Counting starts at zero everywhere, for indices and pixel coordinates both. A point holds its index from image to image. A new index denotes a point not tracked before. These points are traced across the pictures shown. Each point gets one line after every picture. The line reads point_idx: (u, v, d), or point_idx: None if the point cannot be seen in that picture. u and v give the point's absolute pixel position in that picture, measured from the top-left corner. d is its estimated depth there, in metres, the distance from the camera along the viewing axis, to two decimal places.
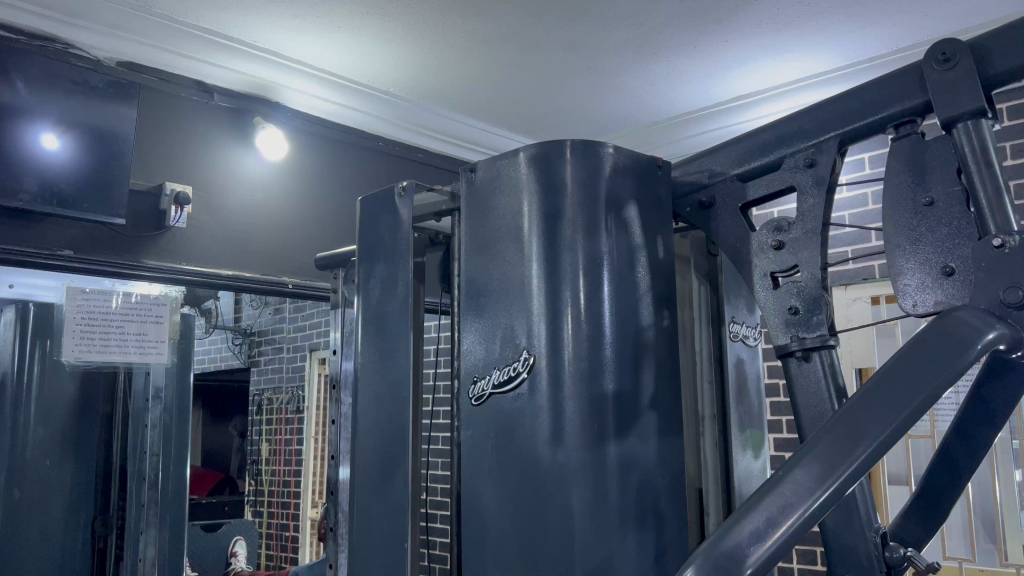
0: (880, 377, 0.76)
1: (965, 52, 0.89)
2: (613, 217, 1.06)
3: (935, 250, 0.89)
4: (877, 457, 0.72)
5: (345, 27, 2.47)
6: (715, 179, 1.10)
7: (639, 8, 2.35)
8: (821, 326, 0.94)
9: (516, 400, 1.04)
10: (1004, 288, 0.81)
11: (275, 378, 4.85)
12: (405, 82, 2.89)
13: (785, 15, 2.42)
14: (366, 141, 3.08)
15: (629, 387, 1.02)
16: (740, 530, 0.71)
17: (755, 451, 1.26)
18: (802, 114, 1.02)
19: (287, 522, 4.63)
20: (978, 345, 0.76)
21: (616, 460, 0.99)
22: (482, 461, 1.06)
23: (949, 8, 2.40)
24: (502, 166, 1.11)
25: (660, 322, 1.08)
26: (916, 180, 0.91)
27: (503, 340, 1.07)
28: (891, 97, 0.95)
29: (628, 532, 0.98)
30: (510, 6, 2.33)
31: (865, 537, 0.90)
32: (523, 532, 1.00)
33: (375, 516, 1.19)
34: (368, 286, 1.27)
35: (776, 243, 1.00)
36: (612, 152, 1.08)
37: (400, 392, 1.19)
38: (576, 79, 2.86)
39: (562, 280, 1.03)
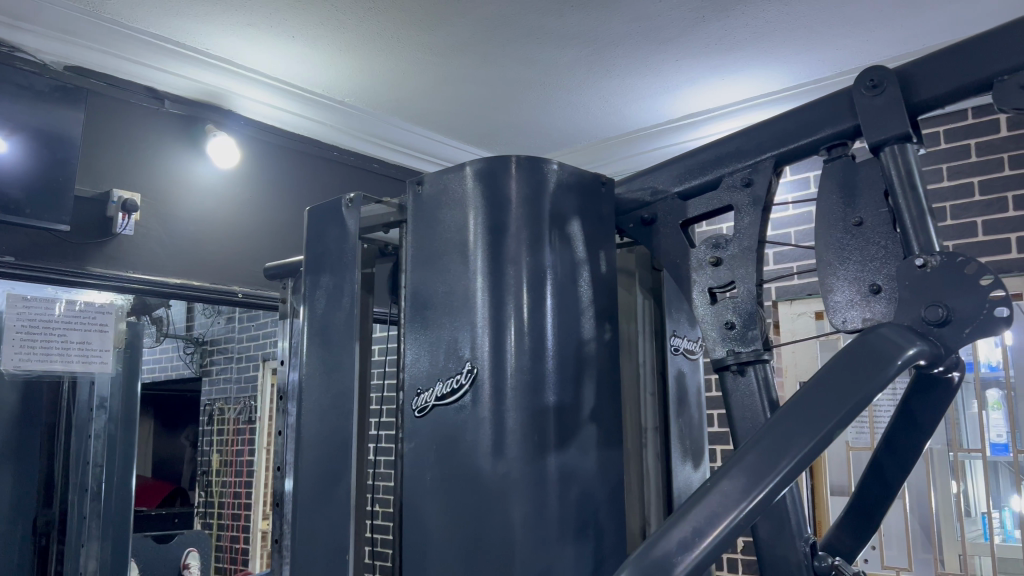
0: (807, 391, 0.79)
1: (892, 80, 0.92)
2: (556, 232, 1.08)
3: (864, 269, 0.92)
4: (801, 469, 0.74)
5: (299, 36, 2.47)
6: (658, 196, 1.12)
7: (590, 26, 2.39)
8: (756, 341, 0.97)
9: (460, 411, 1.05)
10: (926, 306, 0.84)
11: (226, 387, 4.77)
12: (359, 93, 2.89)
13: (732, 36, 2.48)
14: (320, 150, 3.07)
15: (570, 400, 1.03)
16: (670, 538, 0.73)
17: (693, 463, 1.30)
18: (740, 135, 1.05)
19: (237, 535, 4.59)
20: (898, 360, 0.78)
21: (556, 472, 1.00)
22: (425, 474, 1.07)
23: (890, 33, 2.48)
24: (448, 180, 1.12)
25: (602, 335, 1.10)
26: (847, 201, 0.95)
27: (446, 353, 1.08)
28: (823, 120, 0.98)
29: (567, 543, 1.00)
30: (466, 20, 2.36)
31: (795, 546, 0.92)
32: (464, 544, 1.01)
33: (318, 528, 1.19)
34: (314, 296, 1.27)
35: (714, 259, 1.02)
36: (556, 169, 1.10)
37: (345, 403, 1.19)
38: (531, 94, 2.90)
39: (506, 293, 1.04)
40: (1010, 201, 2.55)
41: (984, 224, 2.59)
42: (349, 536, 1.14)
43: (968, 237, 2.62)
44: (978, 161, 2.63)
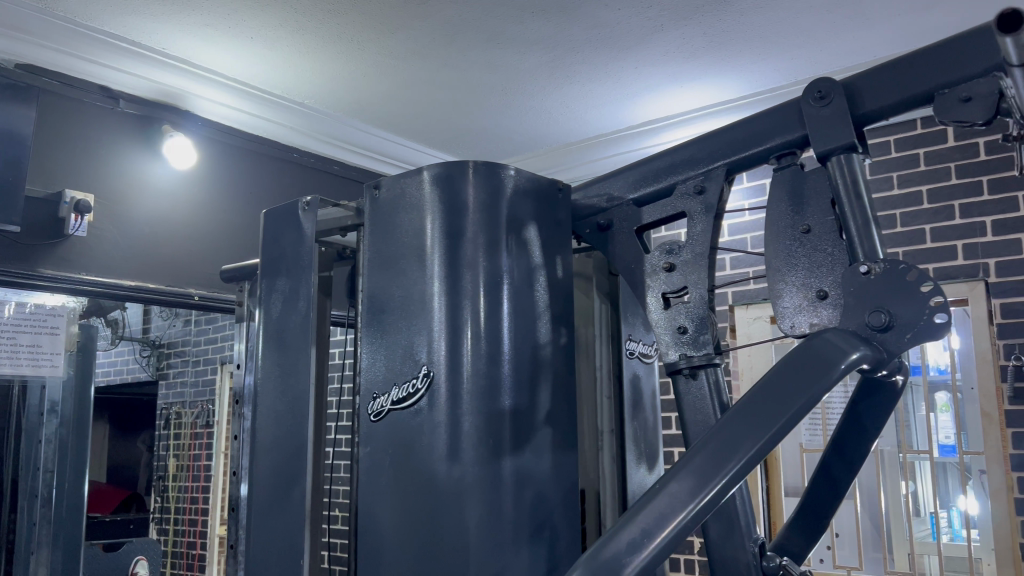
0: (753, 394, 0.80)
1: (838, 91, 0.95)
2: (513, 237, 1.09)
3: (811, 274, 0.94)
4: (747, 470, 0.76)
5: (258, 38, 2.45)
6: (613, 203, 1.13)
7: (550, 33, 2.42)
8: (708, 345, 0.99)
9: (416, 414, 1.05)
10: (870, 312, 0.86)
11: (182, 391, 4.70)
12: (320, 95, 2.88)
13: (691, 45, 2.52)
14: (280, 152, 3.04)
15: (525, 404, 1.04)
16: (619, 539, 0.74)
17: (648, 466, 1.32)
18: (693, 143, 1.07)
19: (194, 541, 4.51)
20: (842, 365, 0.80)
21: (511, 475, 1.01)
22: (380, 478, 1.07)
23: (842, 45, 2.54)
24: (405, 184, 1.13)
25: (558, 339, 1.12)
26: (795, 209, 0.97)
27: (402, 357, 1.08)
28: (772, 130, 1.00)
29: (521, 546, 1.01)
30: (426, 25, 2.36)
31: (745, 547, 0.94)
32: (418, 548, 1.01)
33: (273, 532, 1.18)
34: (269, 299, 1.27)
35: (668, 265, 1.04)
36: (512, 175, 1.11)
37: (301, 407, 1.19)
38: (493, 99, 2.91)
39: (462, 298, 1.05)
40: (957, 210, 2.62)
41: (932, 232, 2.66)
42: (304, 540, 1.13)
43: (917, 244, 2.69)
44: (927, 170, 2.70)
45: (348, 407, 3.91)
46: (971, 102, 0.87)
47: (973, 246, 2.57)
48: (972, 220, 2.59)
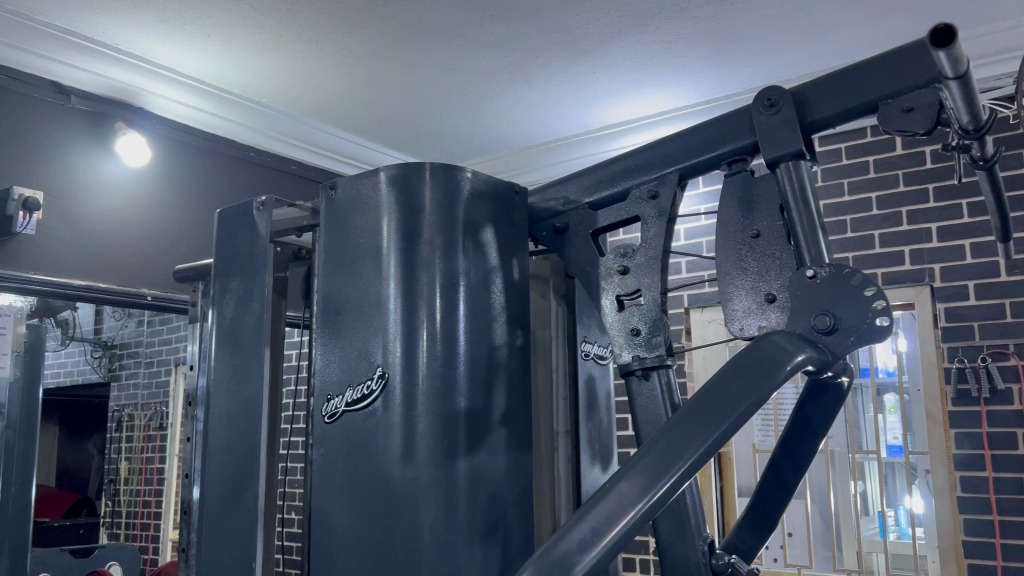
0: (701, 395, 0.82)
1: (787, 100, 0.97)
2: (470, 239, 1.09)
3: (759, 279, 0.96)
4: (695, 469, 0.77)
5: (213, 35, 2.42)
6: (569, 207, 1.15)
7: (509, 36, 2.43)
8: (660, 347, 1.00)
9: (370, 415, 1.05)
10: (816, 315, 0.88)
11: (135, 392, 4.60)
12: (277, 93, 2.85)
13: (648, 51, 2.55)
14: (236, 151, 3.00)
15: (480, 405, 1.05)
16: (570, 538, 0.75)
17: (602, 466, 1.33)
18: (648, 148, 1.09)
19: (146, 545, 4.44)
20: (787, 367, 0.82)
21: (465, 475, 1.01)
22: (334, 480, 1.06)
23: (794, 54, 2.60)
24: (362, 185, 1.12)
25: (513, 340, 1.12)
26: (744, 214, 0.99)
27: (357, 358, 1.08)
28: (723, 137, 1.02)
29: (475, 546, 1.01)
30: (386, 25, 2.36)
31: (693, 545, 0.96)
32: (372, 549, 1.01)
33: (224, 535, 1.17)
34: (222, 300, 1.25)
35: (622, 268, 1.05)
36: (469, 178, 1.11)
37: (254, 408, 1.18)
38: (452, 100, 2.91)
39: (418, 301, 1.05)
40: (904, 216, 2.69)
41: (881, 237, 2.73)
42: (257, 541, 1.13)
43: (866, 249, 2.75)
44: (877, 177, 2.76)
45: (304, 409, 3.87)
46: (913, 112, 0.90)
47: (920, 252, 2.65)
48: (919, 226, 2.66)
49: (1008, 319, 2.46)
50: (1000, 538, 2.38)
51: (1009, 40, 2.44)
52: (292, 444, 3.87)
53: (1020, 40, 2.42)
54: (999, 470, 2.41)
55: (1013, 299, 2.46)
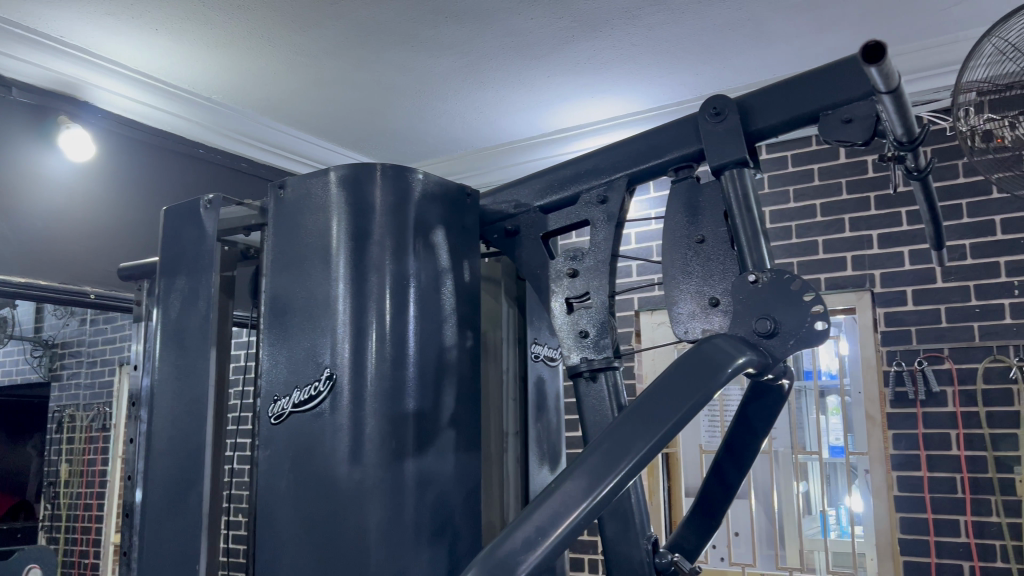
0: (645, 396, 0.83)
1: (732, 108, 0.99)
2: (421, 241, 1.10)
3: (704, 283, 0.98)
4: (638, 469, 0.79)
5: (162, 30, 2.38)
6: (520, 209, 1.16)
7: (463, 38, 2.44)
8: (608, 348, 1.02)
9: (317, 417, 1.04)
10: (757, 318, 0.90)
11: (77, 393, 4.47)
12: (226, 90, 2.81)
13: (600, 57, 2.58)
14: (183, 147, 2.94)
15: (429, 406, 1.06)
16: (515, 537, 0.76)
17: (550, 466, 1.35)
18: (597, 153, 1.10)
19: (87, 549, 4.33)
20: (729, 368, 0.84)
21: (413, 477, 1.02)
22: (280, 481, 1.05)
23: (743, 63, 2.65)
24: (312, 185, 1.12)
25: (463, 342, 1.13)
26: (690, 219, 1.01)
27: (305, 358, 1.07)
28: (670, 144, 1.05)
29: (422, 546, 1.01)
30: (340, 23, 2.34)
31: (638, 545, 0.98)
32: (318, 551, 1.01)
33: (167, 537, 1.15)
34: (168, 299, 1.24)
35: (571, 271, 1.06)
36: (420, 179, 1.11)
37: (199, 409, 1.17)
38: (406, 101, 2.90)
39: (368, 302, 1.05)
40: (847, 223, 2.77)
41: (825, 243, 2.80)
42: (201, 544, 1.11)
43: (810, 254, 2.83)
44: (821, 184, 2.84)
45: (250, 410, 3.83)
46: (852, 123, 0.93)
47: (861, 258, 2.73)
48: (861, 232, 2.74)
49: (943, 324, 2.55)
50: (934, 536, 2.47)
51: (945, 55, 2.53)
52: (239, 446, 3.81)
53: (955, 56, 2.52)
54: (933, 469, 2.50)
55: (948, 305, 2.55)
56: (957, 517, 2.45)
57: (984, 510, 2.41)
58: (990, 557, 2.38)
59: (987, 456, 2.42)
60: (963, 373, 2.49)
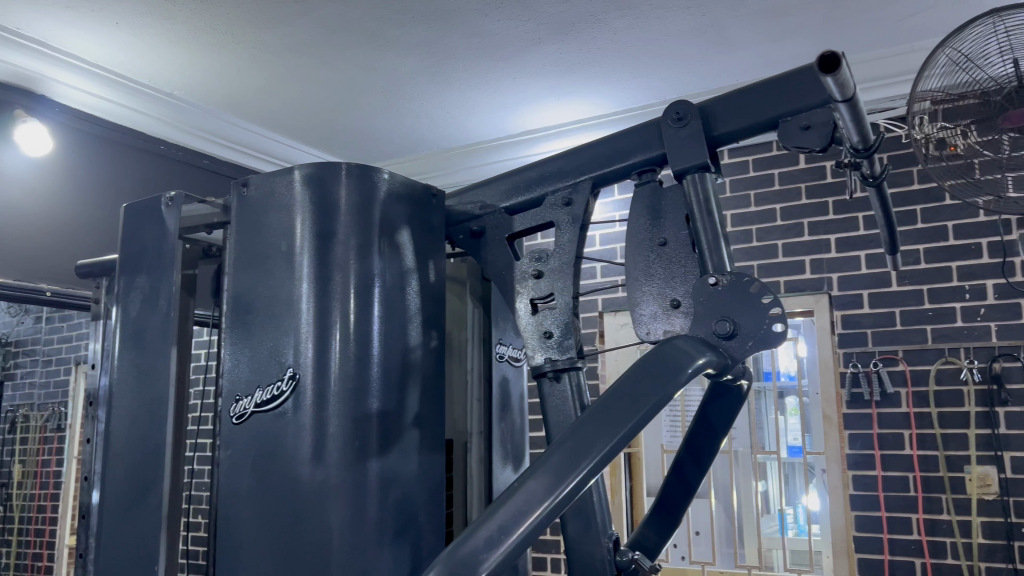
0: (607, 397, 0.85)
1: (694, 114, 1.01)
2: (386, 241, 1.10)
3: (667, 285, 0.99)
4: (600, 468, 0.80)
5: (123, 24, 2.34)
6: (486, 211, 1.16)
7: (429, 38, 2.43)
8: (572, 349, 1.03)
9: (280, 416, 1.03)
10: (717, 320, 0.91)
11: (30, 393, 4.35)
12: (188, 86, 2.78)
13: (566, 59, 2.60)
14: (143, 142, 2.90)
15: (393, 406, 1.06)
16: (477, 537, 0.77)
17: (513, 466, 1.36)
18: (562, 156, 1.11)
19: (40, 552, 4.27)
20: (688, 369, 0.86)
21: (376, 477, 1.02)
22: (242, 481, 1.05)
23: (707, 68, 2.69)
24: (276, 183, 1.11)
25: (428, 342, 1.13)
26: (653, 222, 1.02)
27: (267, 358, 1.07)
28: (634, 148, 1.06)
29: (385, 546, 1.01)
30: (305, 21, 2.32)
31: (599, 543, 0.99)
32: (280, 550, 1.00)
33: (125, 538, 1.13)
34: (127, 298, 1.22)
35: (536, 272, 1.07)
36: (386, 179, 1.11)
37: (159, 409, 1.15)
38: (371, 100, 2.89)
39: (332, 302, 1.04)
40: (806, 227, 2.82)
41: (784, 247, 2.85)
42: (159, 545, 1.10)
43: (770, 258, 2.87)
44: (781, 189, 2.89)
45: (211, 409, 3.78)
46: (810, 130, 0.95)
47: (819, 261, 2.78)
48: (819, 237, 2.79)
49: (897, 326, 2.61)
50: (888, 534, 2.53)
51: (900, 64, 2.59)
52: (199, 446, 3.77)
53: (910, 65, 2.58)
54: (887, 468, 2.56)
55: (902, 308, 2.62)
56: (910, 515, 2.51)
57: (935, 508, 2.48)
58: (941, 554, 2.44)
59: (939, 455, 2.49)
60: (916, 374, 2.55)
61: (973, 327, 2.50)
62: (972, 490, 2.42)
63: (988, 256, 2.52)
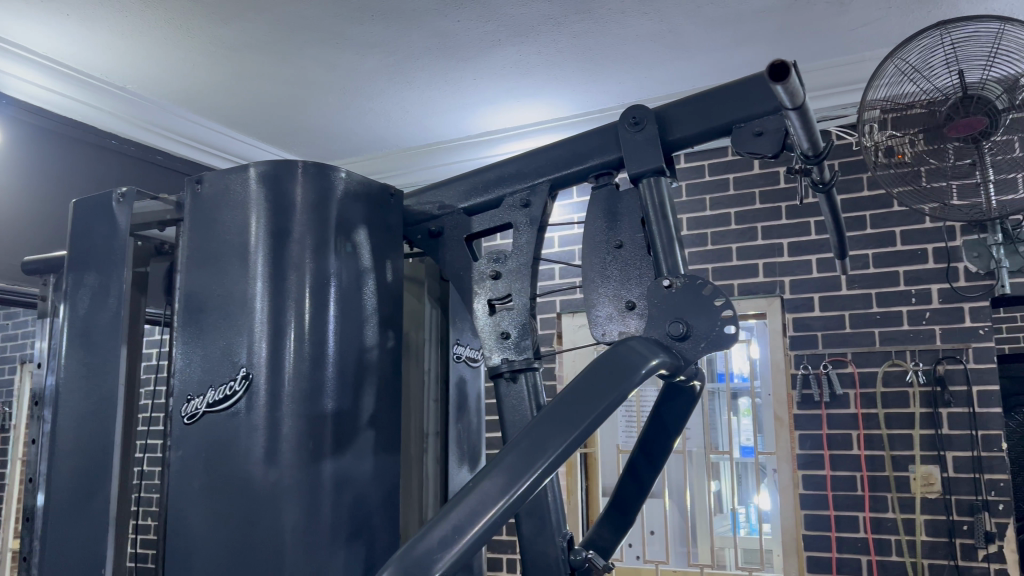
0: (562, 396, 0.85)
1: (650, 119, 1.03)
2: (342, 240, 1.09)
3: (622, 287, 1.00)
4: (555, 467, 0.81)
5: (74, 16, 2.29)
6: (444, 211, 1.16)
7: (389, 37, 2.43)
8: (528, 350, 1.03)
9: (232, 416, 1.02)
10: (671, 322, 0.93)
11: None
12: (142, 80, 2.72)
13: (525, 62, 2.61)
14: (94, 137, 2.82)
15: (348, 407, 1.05)
16: (431, 536, 0.77)
17: (469, 466, 1.35)
18: (520, 158, 1.12)
19: None
20: (642, 370, 0.87)
21: (330, 477, 1.01)
22: (192, 483, 1.03)
23: (664, 73, 2.72)
24: (230, 180, 1.10)
25: (384, 342, 1.13)
26: (609, 224, 1.03)
27: (220, 357, 1.05)
28: (592, 151, 1.07)
29: (339, 547, 1.01)
30: (262, 18, 2.30)
31: (553, 542, 0.99)
32: (231, 552, 0.99)
33: (71, 541, 1.11)
34: (76, 295, 1.20)
35: (494, 273, 1.08)
36: (343, 178, 1.11)
37: (108, 409, 1.13)
38: (330, 98, 2.87)
39: (287, 301, 1.04)
40: (759, 231, 2.87)
41: (738, 251, 2.90)
42: (107, 548, 1.07)
43: (724, 261, 2.92)
44: (736, 194, 2.94)
45: (162, 410, 3.71)
46: (762, 136, 0.97)
47: (772, 265, 2.83)
48: (772, 241, 2.85)
49: (847, 329, 2.68)
50: (836, 532, 2.59)
51: (851, 73, 2.66)
52: (149, 448, 3.69)
53: (861, 74, 2.65)
54: (836, 468, 2.62)
55: (852, 311, 2.68)
56: (857, 514, 2.57)
57: (881, 507, 2.54)
58: (887, 551, 2.51)
59: (885, 455, 2.56)
60: (865, 376, 2.62)
61: (919, 331, 2.57)
62: (916, 489, 2.50)
63: (933, 262, 2.60)
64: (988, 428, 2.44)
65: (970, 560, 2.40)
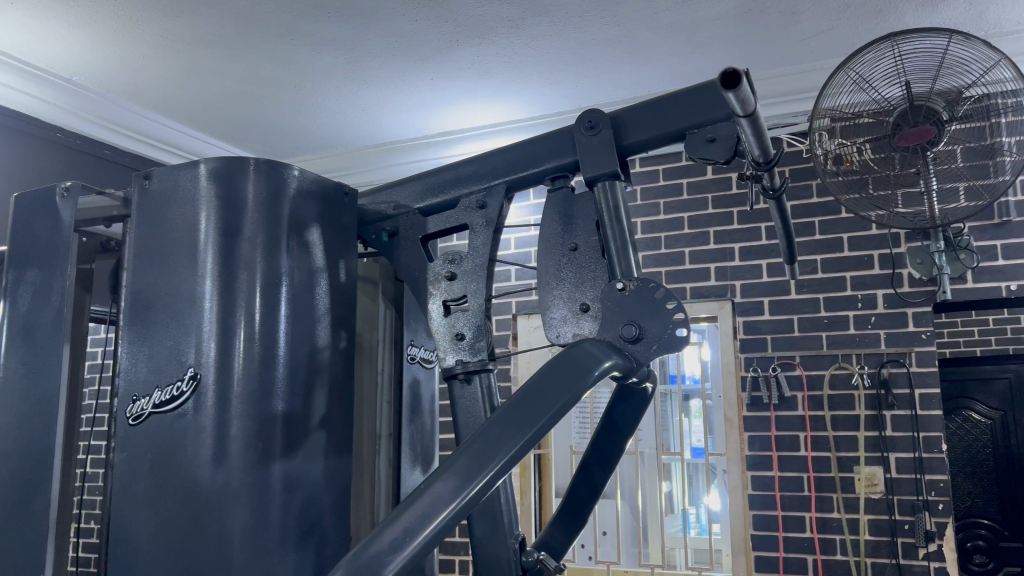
0: (516, 397, 0.85)
1: (606, 123, 1.03)
2: (294, 239, 1.08)
3: (576, 289, 1.01)
4: (507, 468, 0.81)
5: (19, 3, 2.21)
6: (399, 210, 1.16)
7: (345, 34, 2.40)
8: (483, 352, 1.03)
9: (179, 417, 1.00)
10: (624, 324, 0.93)
11: None
12: (89, 71, 2.65)
13: (483, 63, 2.61)
14: (38, 129, 2.72)
15: (299, 408, 1.04)
16: (382, 538, 0.76)
17: (422, 468, 1.35)
18: (476, 159, 1.12)
19: None
20: (595, 372, 0.87)
21: (279, 479, 1.00)
22: (137, 485, 1.01)
23: (620, 77, 2.75)
24: (179, 177, 1.07)
25: (337, 343, 1.12)
26: (564, 227, 1.04)
27: (167, 357, 1.03)
28: (547, 154, 1.08)
29: (288, 549, 1.00)
30: (216, 11, 2.25)
31: (505, 542, 0.99)
32: (177, 555, 0.97)
33: (7, 545, 1.07)
34: (16, 292, 1.16)
35: (449, 274, 1.08)
36: (296, 176, 1.10)
37: (48, 409, 1.10)
38: (285, 94, 2.83)
39: (237, 300, 1.02)
40: (711, 236, 2.92)
41: (691, 255, 2.94)
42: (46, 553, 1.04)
43: (677, 265, 2.96)
44: (689, 198, 2.98)
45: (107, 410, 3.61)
46: (715, 143, 0.99)
47: (723, 269, 2.88)
48: (724, 245, 2.89)
49: (795, 333, 2.73)
50: (783, 532, 2.64)
51: (801, 82, 2.71)
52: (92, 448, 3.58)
53: (811, 83, 2.71)
54: (784, 468, 2.67)
55: (800, 315, 2.74)
56: (804, 514, 2.62)
57: (827, 507, 2.60)
58: (832, 550, 2.57)
59: (831, 456, 2.62)
60: (812, 379, 2.68)
61: (864, 334, 2.64)
62: (860, 489, 2.56)
63: (879, 268, 2.67)
64: (928, 430, 2.52)
65: (910, 558, 2.47)
